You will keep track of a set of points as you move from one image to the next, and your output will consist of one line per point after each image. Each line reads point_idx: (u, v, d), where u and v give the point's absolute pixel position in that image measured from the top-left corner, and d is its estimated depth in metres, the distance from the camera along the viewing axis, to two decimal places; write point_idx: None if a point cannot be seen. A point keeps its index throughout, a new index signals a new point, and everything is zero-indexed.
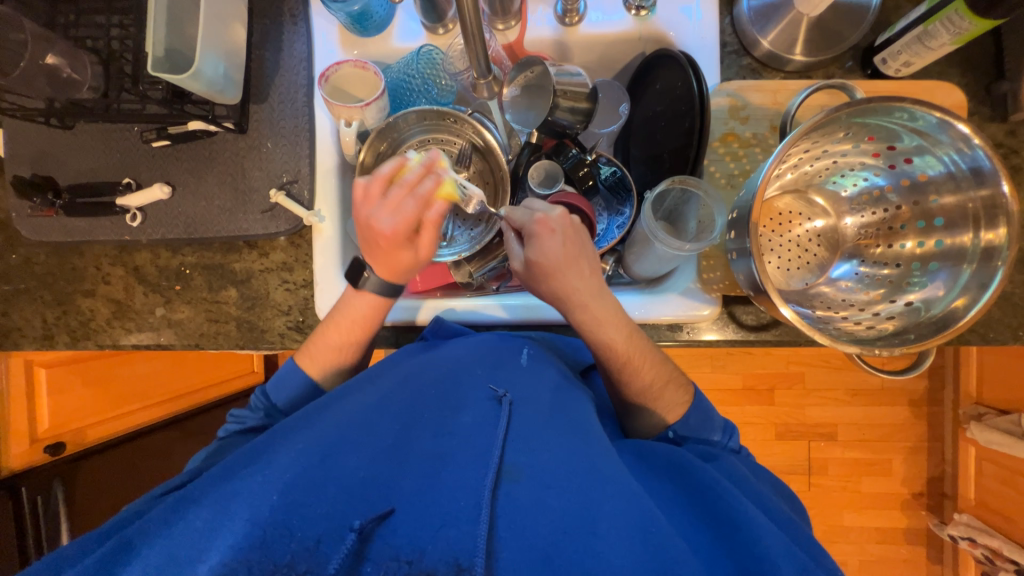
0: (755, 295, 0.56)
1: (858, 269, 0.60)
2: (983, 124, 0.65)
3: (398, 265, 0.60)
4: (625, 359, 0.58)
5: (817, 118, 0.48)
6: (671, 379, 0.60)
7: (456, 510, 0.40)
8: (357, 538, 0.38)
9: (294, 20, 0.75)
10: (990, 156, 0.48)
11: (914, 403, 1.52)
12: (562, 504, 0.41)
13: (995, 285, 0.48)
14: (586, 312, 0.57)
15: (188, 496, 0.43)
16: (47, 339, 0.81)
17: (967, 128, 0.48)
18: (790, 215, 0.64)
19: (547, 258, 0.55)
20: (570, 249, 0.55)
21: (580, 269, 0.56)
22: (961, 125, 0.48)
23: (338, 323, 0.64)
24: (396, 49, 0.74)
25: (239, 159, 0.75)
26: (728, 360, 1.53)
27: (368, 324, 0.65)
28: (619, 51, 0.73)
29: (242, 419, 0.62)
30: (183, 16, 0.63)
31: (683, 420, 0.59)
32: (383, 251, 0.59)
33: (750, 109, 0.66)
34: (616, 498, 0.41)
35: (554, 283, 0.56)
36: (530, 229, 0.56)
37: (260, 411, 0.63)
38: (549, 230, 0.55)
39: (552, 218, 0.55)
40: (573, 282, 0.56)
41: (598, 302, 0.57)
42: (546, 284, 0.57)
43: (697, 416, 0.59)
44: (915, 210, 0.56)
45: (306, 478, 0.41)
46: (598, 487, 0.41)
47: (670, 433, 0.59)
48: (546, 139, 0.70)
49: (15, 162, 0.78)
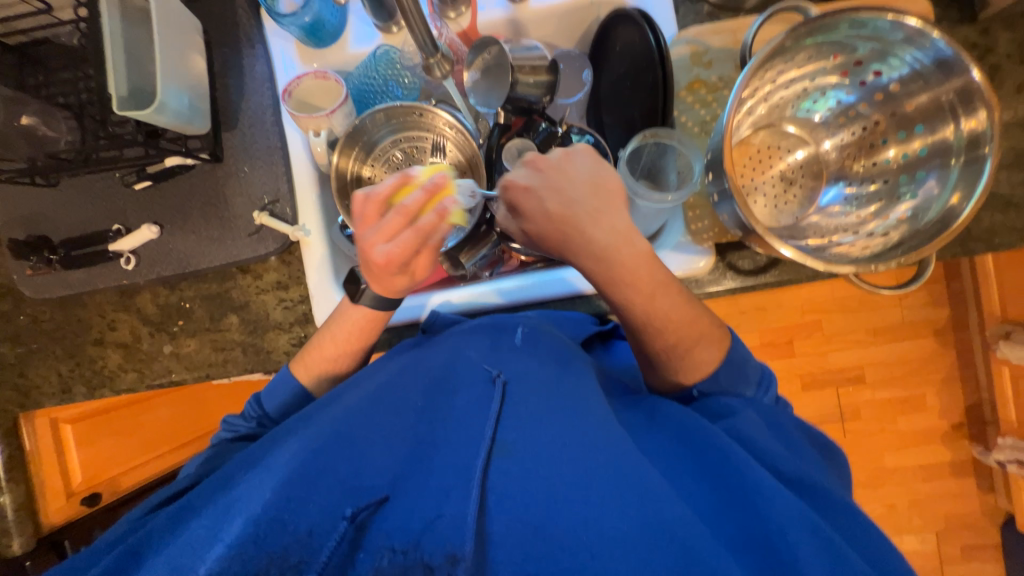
0: (745, 235, 0.54)
1: (847, 191, 0.59)
2: (955, 28, 0.63)
3: (393, 282, 0.58)
4: (646, 313, 0.54)
5: (773, 45, 0.47)
6: (701, 341, 0.54)
7: (448, 490, 0.41)
8: (350, 525, 0.40)
9: (251, 43, 0.75)
10: (952, 45, 0.46)
11: (939, 333, 1.48)
12: (555, 474, 0.41)
13: (988, 174, 0.47)
14: (599, 267, 0.53)
15: (190, 506, 0.44)
16: (65, 392, 0.83)
17: (919, 22, 0.46)
18: (770, 151, 0.62)
19: (541, 216, 0.53)
20: (553, 202, 0.53)
21: (584, 218, 0.52)
22: (912, 21, 0.46)
23: (334, 333, 0.64)
24: (353, 55, 0.75)
25: (220, 188, 0.76)
26: (742, 318, 1.51)
27: (358, 334, 0.64)
28: (573, 18, 0.73)
29: (235, 429, 0.63)
30: (141, 54, 0.64)
31: (712, 376, 0.55)
32: (377, 270, 0.56)
33: (712, 52, 0.65)
34: (611, 464, 0.40)
35: (564, 244, 0.54)
36: (507, 197, 0.55)
37: (253, 420, 0.63)
38: (523, 190, 0.53)
39: (517, 177, 0.54)
40: (588, 229, 0.52)
41: (629, 246, 0.52)
42: (561, 249, 0.54)
43: (727, 372, 0.55)
44: (893, 120, 0.55)
45: (301, 474, 0.41)
46: (595, 455, 0.41)
47: (694, 391, 0.56)
48: (514, 118, 0.70)
49: (10, 227, 0.81)
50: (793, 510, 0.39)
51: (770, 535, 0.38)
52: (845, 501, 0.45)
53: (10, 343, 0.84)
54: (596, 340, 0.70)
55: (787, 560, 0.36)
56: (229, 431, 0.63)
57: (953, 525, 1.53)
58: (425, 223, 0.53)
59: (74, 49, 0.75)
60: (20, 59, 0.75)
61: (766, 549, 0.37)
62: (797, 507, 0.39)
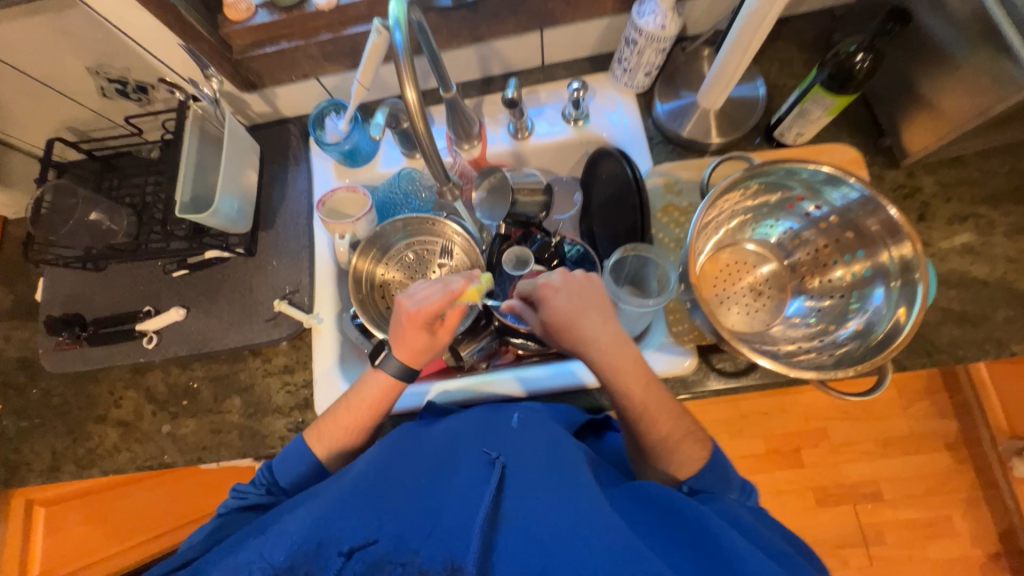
0: (721, 341, 0.59)
1: (808, 304, 0.66)
2: (884, 172, 0.76)
3: (421, 352, 0.63)
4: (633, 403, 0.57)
5: (726, 182, 0.58)
6: (687, 434, 0.57)
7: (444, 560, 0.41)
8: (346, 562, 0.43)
9: (296, 161, 0.90)
10: (866, 187, 0.56)
11: (951, 446, 1.43)
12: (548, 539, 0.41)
13: (921, 296, 0.53)
14: (606, 357, 0.58)
15: (202, 567, 0.46)
16: (53, 470, 0.83)
17: (831, 169, 0.57)
18: (738, 266, 0.70)
19: (560, 312, 0.59)
20: (575, 303, 0.59)
21: (592, 319, 0.58)
22: (825, 168, 0.57)
23: (359, 399, 0.63)
24: (381, 173, 0.89)
25: (248, 278, 0.85)
26: (744, 423, 1.48)
27: (378, 402, 0.63)
28: (567, 152, 0.88)
29: (243, 495, 0.61)
30: (208, 169, 0.77)
31: (697, 474, 0.55)
32: (406, 335, 0.61)
33: (682, 183, 0.77)
34: (602, 533, 0.40)
35: (569, 337, 0.59)
36: (537, 292, 0.61)
37: (263, 487, 0.62)
38: (551, 291, 0.60)
39: (554, 279, 0.60)
40: (592, 330, 0.58)
41: (622, 350, 0.58)
42: (566, 340, 0.60)
43: (713, 473, 0.55)
44: (837, 245, 0.64)
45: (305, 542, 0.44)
46: (587, 527, 0.41)
47: (683, 488, 0.55)
48: (514, 229, 0.80)
49: (50, 305, 0.88)
50: None
51: None
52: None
53: (15, 416, 0.86)
54: (584, 430, 0.71)
55: None
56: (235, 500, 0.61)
57: None
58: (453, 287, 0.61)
59: (149, 162, 0.90)
60: (103, 168, 0.90)
61: None
62: None
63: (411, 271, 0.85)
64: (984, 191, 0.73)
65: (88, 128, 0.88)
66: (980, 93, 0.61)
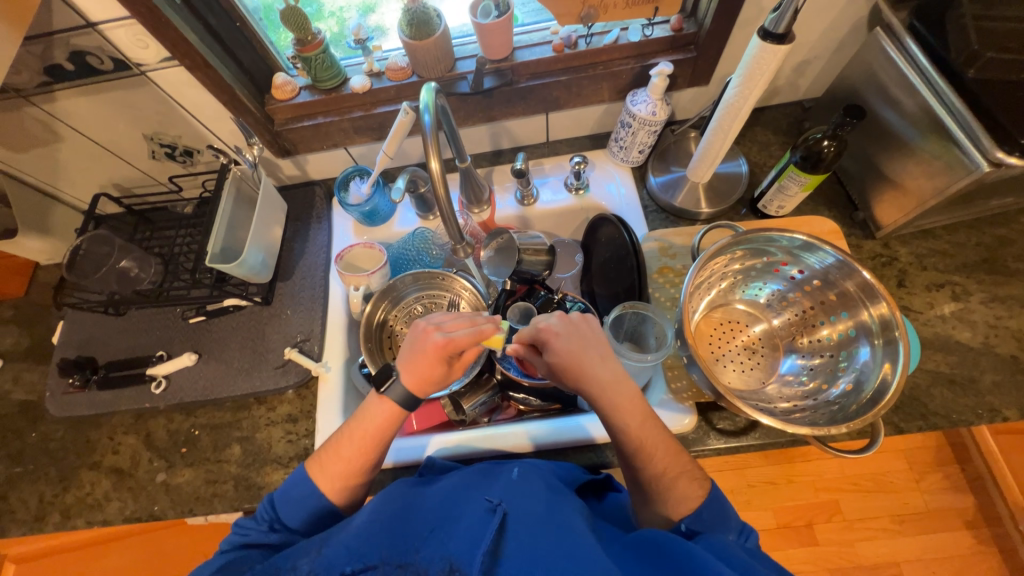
0: (719, 398, 0.61)
1: (800, 362, 0.69)
2: (861, 242, 0.82)
3: (431, 381, 0.64)
4: (642, 446, 0.58)
5: (714, 247, 0.64)
6: (684, 471, 0.57)
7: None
8: None
9: (319, 219, 0.97)
10: (841, 254, 0.62)
11: (971, 525, 1.36)
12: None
13: (903, 352, 0.56)
14: (609, 399, 0.59)
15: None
16: (36, 520, 0.80)
17: (806, 237, 0.63)
18: (731, 325, 0.74)
19: (564, 355, 0.59)
20: (577, 346, 0.60)
21: (593, 360, 0.59)
22: (801, 236, 0.64)
23: (359, 429, 0.63)
24: (396, 232, 0.96)
25: (262, 326, 0.88)
26: (752, 492, 1.43)
27: (378, 431, 0.63)
28: (569, 217, 0.96)
29: (246, 532, 0.60)
30: (240, 223, 0.84)
31: (695, 513, 0.54)
32: (420, 360, 0.62)
33: (675, 248, 0.84)
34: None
35: (571, 378, 0.60)
36: (537, 336, 0.61)
37: (266, 522, 0.61)
38: (554, 335, 0.60)
39: (555, 322, 0.61)
40: (594, 371, 0.59)
41: (621, 390, 0.59)
42: (567, 379, 0.60)
43: (711, 511, 0.54)
44: (822, 307, 0.68)
45: None
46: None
47: (681, 526, 0.54)
48: (518, 285, 0.86)
49: (65, 348, 0.91)
50: None
51: None
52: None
53: (9, 461, 0.85)
54: (585, 490, 0.68)
55: None
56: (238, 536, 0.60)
57: None
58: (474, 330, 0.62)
59: (183, 217, 0.97)
60: (140, 221, 0.97)
61: None
62: None
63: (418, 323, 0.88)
64: (956, 261, 0.79)
65: (132, 185, 0.97)
66: (936, 175, 0.68)
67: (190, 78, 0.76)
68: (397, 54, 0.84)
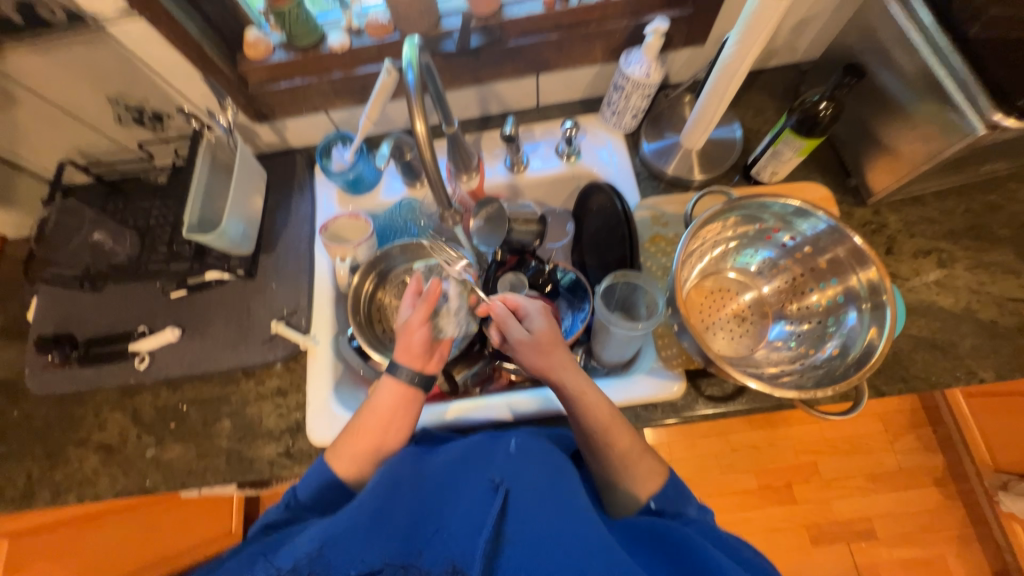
0: (707, 363, 0.62)
1: (789, 328, 0.70)
2: (853, 209, 0.82)
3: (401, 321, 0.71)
4: (604, 423, 0.60)
5: (707, 213, 0.63)
6: (647, 448, 0.61)
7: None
8: None
9: (301, 189, 0.93)
10: (835, 219, 0.62)
11: (939, 482, 1.43)
12: (553, 567, 0.42)
13: (891, 316, 0.57)
14: (579, 376, 0.62)
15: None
16: (25, 497, 0.79)
17: (802, 203, 0.63)
18: (722, 292, 0.74)
19: (551, 329, 0.66)
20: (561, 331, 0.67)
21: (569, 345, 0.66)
22: (795, 202, 0.63)
23: (375, 409, 0.64)
24: (383, 201, 0.92)
25: (247, 300, 0.86)
26: (735, 456, 1.48)
27: (393, 410, 0.64)
28: (559, 184, 0.94)
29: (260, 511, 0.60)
30: (217, 192, 0.80)
31: (660, 491, 0.57)
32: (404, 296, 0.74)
33: (668, 216, 0.82)
34: (604, 561, 0.42)
35: (554, 354, 0.63)
36: (531, 312, 0.68)
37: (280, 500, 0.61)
38: (546, 313, 0.68)
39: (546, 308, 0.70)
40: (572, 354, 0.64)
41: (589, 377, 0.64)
42: (549, 356, 0.63)
43: (674, 488, 0.58)
44: (812, 273, 0.68)
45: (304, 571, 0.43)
46: (590, 557, 0.42)
47: (649, 504, 0.56)
48: (509, 256, 0.85)
49: (41, 325, 0.88)
50: None
51: None
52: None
53: None
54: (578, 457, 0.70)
55: None
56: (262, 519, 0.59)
57: None
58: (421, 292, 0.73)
59: (156, 187, 0.92)
60: (110, 191, 0.92)
61: None
62: None
63: None
64: (943, 228, 0.79)
65: (98, 153, 0.92)
66: (931, 138, 0.67)
67: (155, 35, 0.70)
68: (378, 9, 0.79)
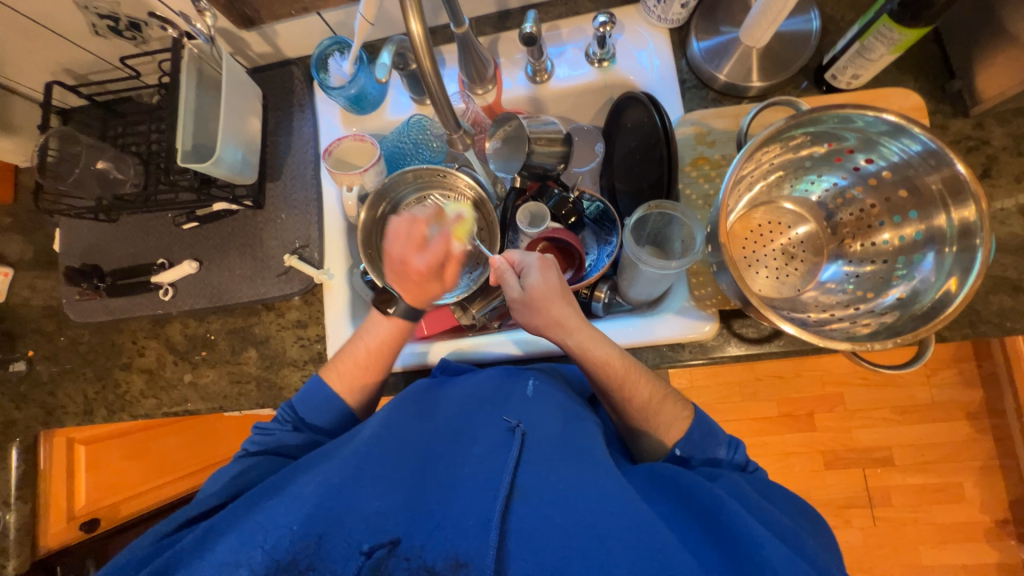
0: (745, 306, 0.55)
1: (846, 269, 0.62)
2: (948, 121, 0.67)
3: (390, 258, 0.71)
4: (619, 378, 0.59)
5: (768, 131, 0.52)
6: (667, 395, 0.59)
7: (466, 528, 0.43)
8: (365, 561, 0.42)
9: (302, 108, 0.85)
10: (932, 139, 0.50)
11: (972, 416, 1.37)
12: (567, 519, 0.42)
13: (979, 263, 0.49)
14: (580, 334, 0.60)
15: (214, 527, 0.45)
16: (87, 413, 0.87)
17: (897, 118, 0.50)
18: (771, 227, 0.66)
19: (548, 285, 0.61)
20: (564, 283, 0.62)
21: (570, 299, 0.61)
22: (891, 116, 0.51)
23: (367, 342, 0.69)
24: (390, 121, 0.84)
25: (258, 231, 0.83)
26: (758, 386, 1.45)
27: (389, 342, 0.69)
28: (588, 97, 0.81)
29: (270, 432, 0.64)
30: (209, 116, 0.74)
31: (685, 436, 0.57)
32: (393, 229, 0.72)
33: (716, 133, 0.70)
34: (620, 515, 0.42)
35: (551, 311, 0.60)
36: (529, 265, 0.63)
37: (289, 424, 0.65)
38: (546, 266, 0.62)
39: (548, 258, 0.64)
40: (571, 310, 0.61)
41: (591, 331, 0.61)
42: (545, 313, 0.60)
43: (700, 431, 0.57)
44: (886, 205, 0.59)
45: (324, 508, 0.44)
46: (604, 509, 0.42)
47: (676, 452, 0.56)
48: (530, 182, 0.77)
49: (68, 256, 0.89)
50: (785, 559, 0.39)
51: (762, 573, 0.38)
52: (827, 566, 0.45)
53: (46, 362, 0.89)
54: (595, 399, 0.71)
55: None
56: (262, 437, 0.64)
57: None
58: (447, 227, 0.74)
59: (152, 108, 0.86)
60: (107, 114, 0.87)
61: None
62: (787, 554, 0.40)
63: None
64: None
65: (85, 70, 0.85)
66: None
67: None
68: None
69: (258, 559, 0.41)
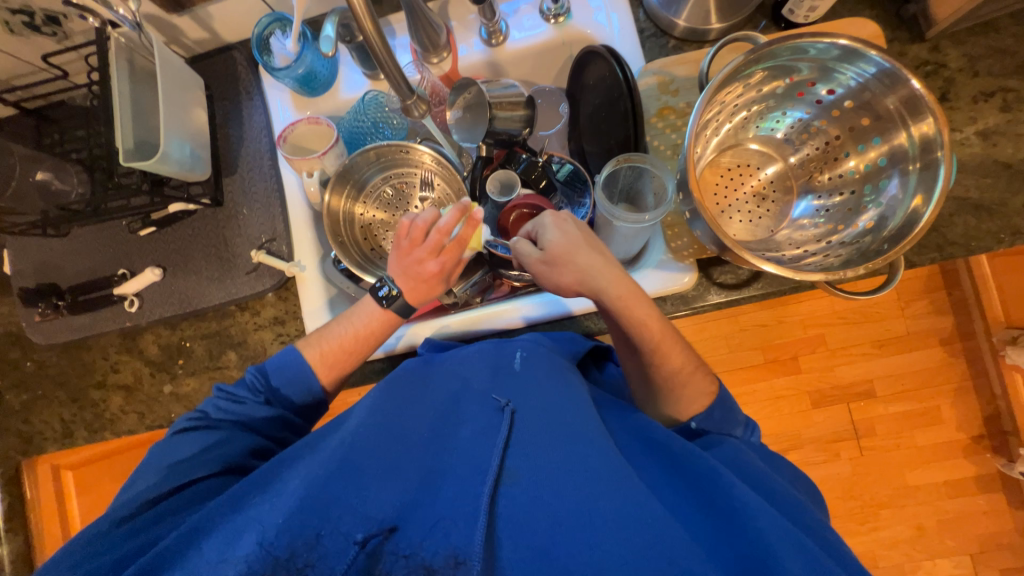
0: (721, 250, 0.55)
1: (816, 204, 0.63)
2: (905, 47, 0.67)
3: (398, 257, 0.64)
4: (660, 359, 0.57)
5: (727, 70, 0.51)
6: (704, 376, 0.58)
7: (457, 519, 0.43)
8: (360, 551, 0.41)
9: (249, 95, 0.80)
10: (885, 59, 0.50)
11: (946, 342, 1.43)
12: (556, 498, 0.42)
13: (943, 179, 0.49)
14: (611, 285, 0.56)
15: (201, 525, 0.44)
16: (66, 438, 0.84)
17: (848, 41, 0.50)
18: (741, 169, 0.67)
19: (567, 238, 0.58)
20: (584, 234, 0.59)
21: (594, 248, 0.58)
22: (843, 41, 0.50)
23: (355, 329, 0.65)
24: (345, 100, 0.81)
25: (220, 230, 0.80)
26: (744, 336, 1.47)
27: (377, 331, 0.65)
28: (548, 57, 0.79)
29: (241, 400, 0.61)
30: (149, 112, 0.69)
31: (705, 413, 0.57)
32: (414, 224, 0.62)
33: (678, 81, 0.69)
34: (610, 494, 0.41)
35: (575, 264, 0.57)
36: (544, 223, 0.60)
37: (261, 396, 0.62)
38: (561, 220, 0.59)
39: (563, 213, 0.60)
40: (598, 260, 0.57)
41: (622, 279, 0.57)
42: (569, 267, 0.57)
43: (720, 410, 0.57)
44: (851, 135, 0.59)
45: (313, 500, 0.43)
46: (595, 483, 0.42)
47: (692, 425, 0.57)
48: (497, 150, 0.76)
49: (21, 277, 0.84)
50: (777, 526, 0.39)
51: (761, 552, 0.37)
52: (829, 538, 0.44)
53: (16, 390, 0.86)
54: (587, 362, 0.71)
55: (765, 558, 0.37)
56: (230, 403, 0.60)
57: (989, 546, 1.41)
58: (463, 236, 0.63)
59: (88, 111, 0.80)
60: (38, 121, 0.81)
61: (749, 559, 0.37)
62: (779, 521, 0.40)
63: (392, 208, 0.81)
64: (1015, 60, 0.65)
65: (8, 75, 0.78)
66: None
67: None
68: None
69: (253, 555, 0.39)
